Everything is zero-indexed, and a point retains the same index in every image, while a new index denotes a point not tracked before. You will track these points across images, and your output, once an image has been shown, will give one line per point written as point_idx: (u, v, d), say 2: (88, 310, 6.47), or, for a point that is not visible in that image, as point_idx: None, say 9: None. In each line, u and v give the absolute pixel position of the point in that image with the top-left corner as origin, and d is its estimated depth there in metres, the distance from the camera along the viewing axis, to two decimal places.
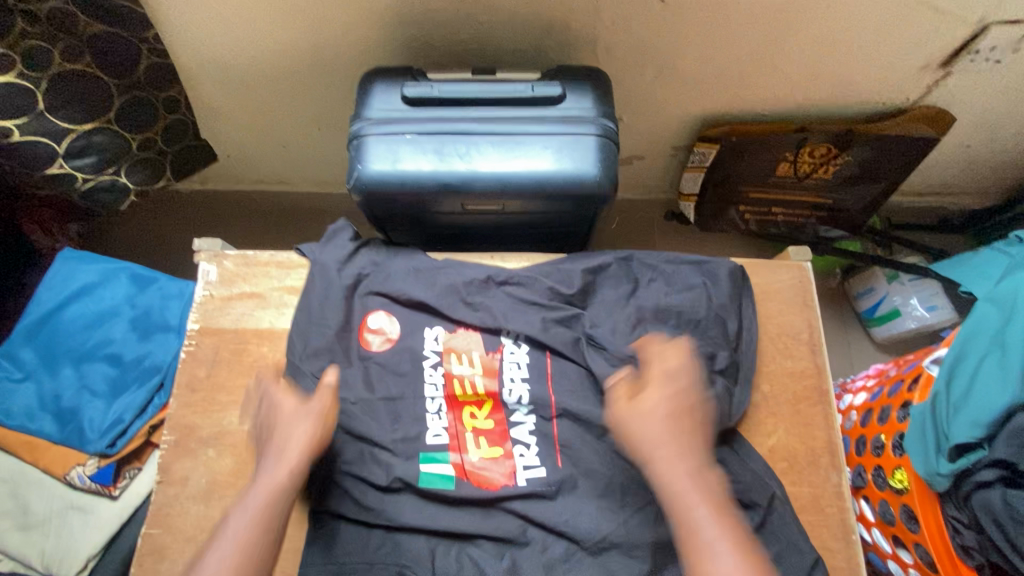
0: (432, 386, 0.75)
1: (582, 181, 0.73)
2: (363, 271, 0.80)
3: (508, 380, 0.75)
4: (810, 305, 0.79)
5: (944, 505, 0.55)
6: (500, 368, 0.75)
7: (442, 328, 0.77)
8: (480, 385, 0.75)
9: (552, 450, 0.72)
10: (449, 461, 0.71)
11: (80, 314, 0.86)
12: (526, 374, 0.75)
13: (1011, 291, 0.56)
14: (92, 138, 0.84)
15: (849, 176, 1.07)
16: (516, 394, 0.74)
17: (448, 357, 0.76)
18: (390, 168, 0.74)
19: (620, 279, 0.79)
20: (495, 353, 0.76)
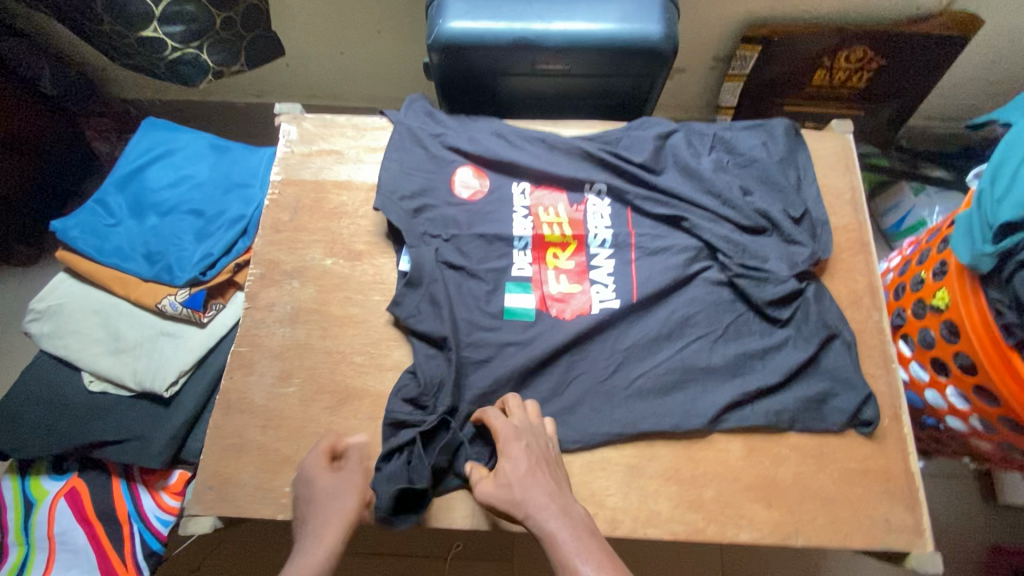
0: (521, 227, 0.79)
1: (646, 38, 0.79)
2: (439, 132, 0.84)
3: (594, 228, 0.80)
4: (852, 170, 0.85)
5: (987, 291, 0.62)
6: (586, 217, 0.80)
7: (528, 183, 0.83)
8: (567, 231, 0.79)
9: (625, 287, 0.76)
10: (531, 292, 0.76)
11: (165, 172, 0.92)
12: (609, 223, 0.80)
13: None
14: (183, 8, 0.91)
15: (880, 85, 1.13)
16: (601, 239, 0.79)
17: (537, 208, 0.81)
18: (466, 22, 0.79)
19: (687, 144, 0.85)
20: (582, 203, 0.81)
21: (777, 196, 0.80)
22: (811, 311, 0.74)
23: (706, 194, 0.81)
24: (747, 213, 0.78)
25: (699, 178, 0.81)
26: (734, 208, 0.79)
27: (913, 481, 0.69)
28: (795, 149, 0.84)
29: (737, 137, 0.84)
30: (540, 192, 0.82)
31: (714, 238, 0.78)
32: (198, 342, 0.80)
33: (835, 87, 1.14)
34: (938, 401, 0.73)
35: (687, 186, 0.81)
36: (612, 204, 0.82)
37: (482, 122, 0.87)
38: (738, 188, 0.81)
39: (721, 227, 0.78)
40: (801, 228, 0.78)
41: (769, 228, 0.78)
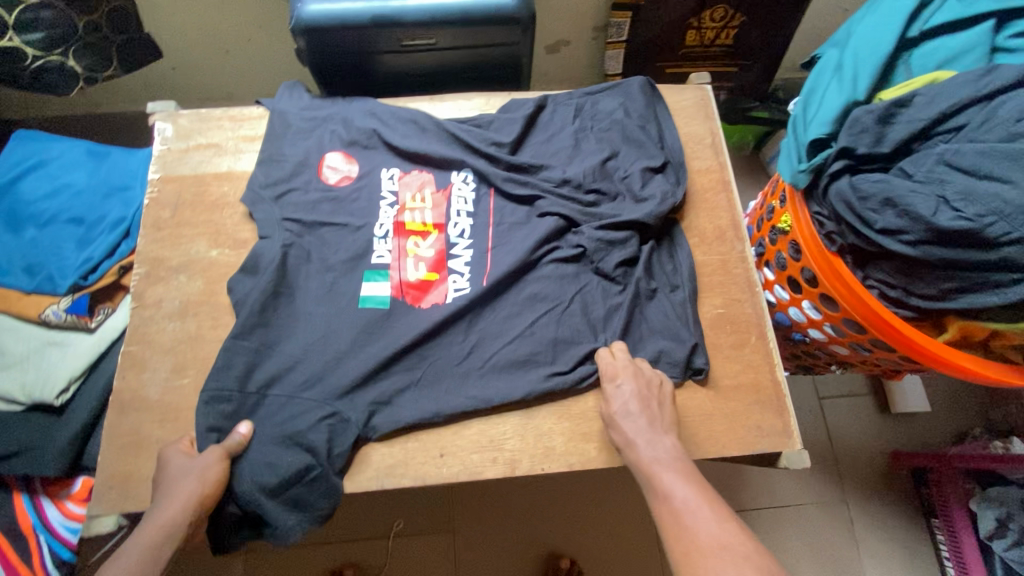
0: (385, 216, 0.81)
1: (502, 7, 0.82)
2: (316, 117, 0.85)
3: (454, 217, 0.81)
4: (710, 117, 0.91)
5: (811, 206, 0.69)
6: (449, 204, 0.82)
7: (396, 168, 0.83)
8: (428, 220, 0.81)
9: (479, 272, 0.78)
10: (389, 279, 0.77)
11: (39, 183, 0.90)
12: (471, 210, 0.82)
13: (848, 34, 0.69)
14: (39, 14, 0.88)
15: (747, 40, 1.20)
16: (461, 229, 0.81)
17: (402, 196, 0.82)
18: (325, 5, 0.80)
19: (552, 114, 0.88)
20: (447, 188, 0.83)
21: (635, 157, 0.84)
22: (656, 267, 0.79)
23: (567, 162, 0.84)
24: (602, 177, 0.82)
25: (561, 147, 0.85)
26: (588, 175, 0.82)
27: (779, 390, 0.76)
28: (654, 108, 0.88)
29: (597, 101, 0.89)
30: (408, 176, 0.83)
31: (572, 205, 0.81)
32: (88, 348, 0.79)
33: (707, 46, 1.21)
34: (799, 317, 0.80)
35: (554, 153, 0.85)
36: (477, 186, 0.83)
37: (356, 104, 0.87)
38: (599, 152, 0.84)
39: (578, 194, 0.82)
40: (652, 187, 0.82)
41: (623, 191, 0.82)
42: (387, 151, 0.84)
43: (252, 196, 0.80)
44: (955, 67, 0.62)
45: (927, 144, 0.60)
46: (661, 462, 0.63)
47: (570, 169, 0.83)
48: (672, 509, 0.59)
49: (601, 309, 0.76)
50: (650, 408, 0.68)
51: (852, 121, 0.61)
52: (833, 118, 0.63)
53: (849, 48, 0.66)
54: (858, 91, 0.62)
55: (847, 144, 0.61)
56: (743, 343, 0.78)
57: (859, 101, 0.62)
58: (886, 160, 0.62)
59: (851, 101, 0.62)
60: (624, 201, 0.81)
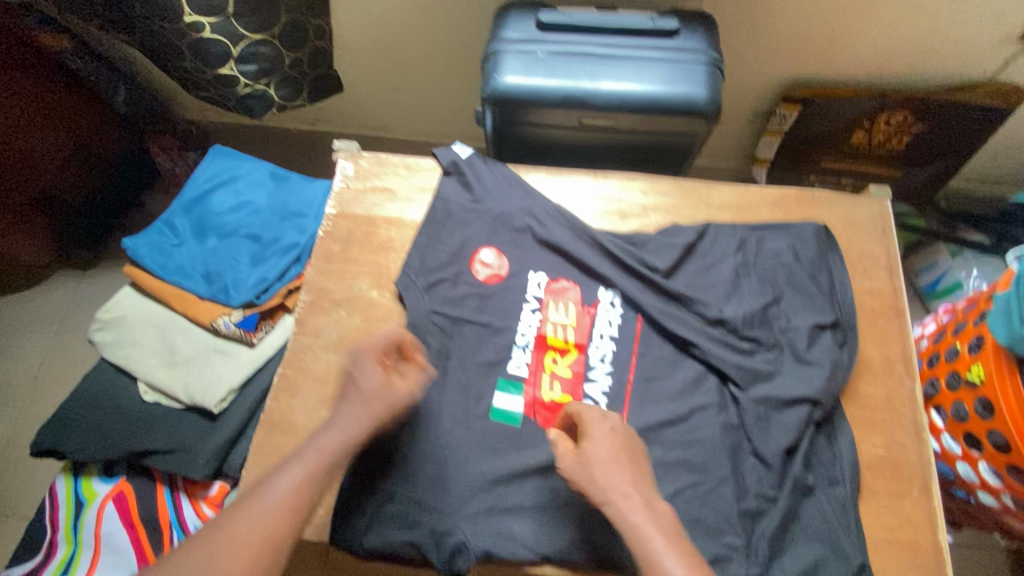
0: (528, 324, 0.81)
1: (691, 102, 0.83)
2: (479, 202, 0.88)
3: (596, 338, 0.79)
4: (889, 235, 0.86)
5: None
6: (592, 322, 0.80)
7: (544, 273, 0.84)
8: (570, 338, 0.80)
9: (617, 411, 0.75)
10: (522, 393, 0.77)
11: (226, 197, 0.98)
12: (615, 333, 0.79)
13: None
14: (258, 50, 0.97)
15: (919, 149, 1.14)
16: (602, 351, 0.78)
17: (547, 305, 0.82)
18: (521, 79, 0.84)
19: (713, 243, 0.85)
20: (592, 306, 0.81)
21: (801, 310, 0.80)
22: (816, 454, 0.72)
23: (724, 300, 0.81)
24: (760, 328, 0.79)
25: (720, 283, 0.82)
26: (748, 323, 0.79)
27: (941, 553, 0.69)
28: (826, 257, 0.83)
29: (763, 240, 0.85)
30: (554, 286, 0.83)
31: (726, 350, 0.78)
32: (248, 361, 0.85)
33: (872, 148, 1.16)
34: (971, 476, 0.74)
35: (712, 287, 0.82)
36: (624, 311, 0.81)
37: (512, 201, 0.88)
38: (760, 297, 0.81)
39: (734, 340, 0.79)
40: (817, 349, 0.77)
41: (782, 344, 0.78)
42: (542, 250, 0.86)
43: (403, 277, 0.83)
44: None
45: None
46: (653, 533, 0.56)
47: (729, 311, 0.79)
48: None
49: (752, 436, 0.73)
50: (627, 465, 0.61)
51: None
52: None
53: None
54: None
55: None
56: (902, 493, 0.72)
57: None
58: None
59: None
60: (786, 368, 0.76)
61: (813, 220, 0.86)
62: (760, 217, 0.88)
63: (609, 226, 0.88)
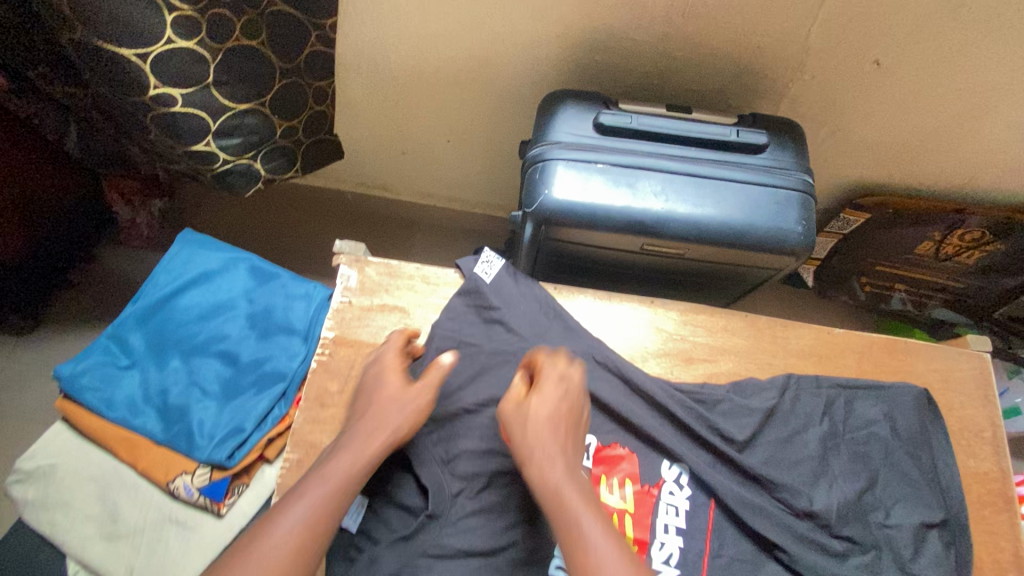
0: None
1: (783, 239, 0.68)
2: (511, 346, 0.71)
3: (660, 531, 0.65)
4: (993, 401, 0.74)
5: None
6: (653, 511, 0.66)
7: (595, 437, 0.69)
8: (629, 531, 0.65)
9: None
10: None
11: (195, 301, 0.80)
12: (681, 525, 0.65)
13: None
14: (244, 120, 0.79)
15: (990, 266, 1.02)
16: (667, 552, 0.64)
17: (598, 483, 0.67)
18: (579, 198, 0.68)
19: (797, 405, 0.71)
20: (653, 489, 0.66)
21: (900, 501, 0.67)
22: None
23: (812, 485, 0.67)
24: (855, 525, 0.65)
25: (806, 462, 0.68)
26: (841, 518, 0.65)
27: None
28: (928, 432, 0.70)
29: (853, 403, 0.71)
30: (606, 455, 0.68)
31: (816, 553, 0.64)
32: (213, 537, 0.67)
33: (938, 260, 1.03)
34: None
35: (797, 466, 0.68)
36: (693, 495, 0.67)
37: (549, 340, 0.72)
38: (853, 481, 0.67)
39: (825, 539, 0.65)
40: (923, 560, 0.64)
41: (881, 547, 0.65)
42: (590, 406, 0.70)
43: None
44: None
45: None
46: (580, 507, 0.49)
47: (819, 499, 0.65)
48: None
49: None
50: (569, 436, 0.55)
51: None
52: None
53: None
54: None
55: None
56: None
57: None
58: None
59: None
60: None
61: (909, 381, 0.73)
62: (845, 370, 0.75)
63: (668, 375, 0.74)
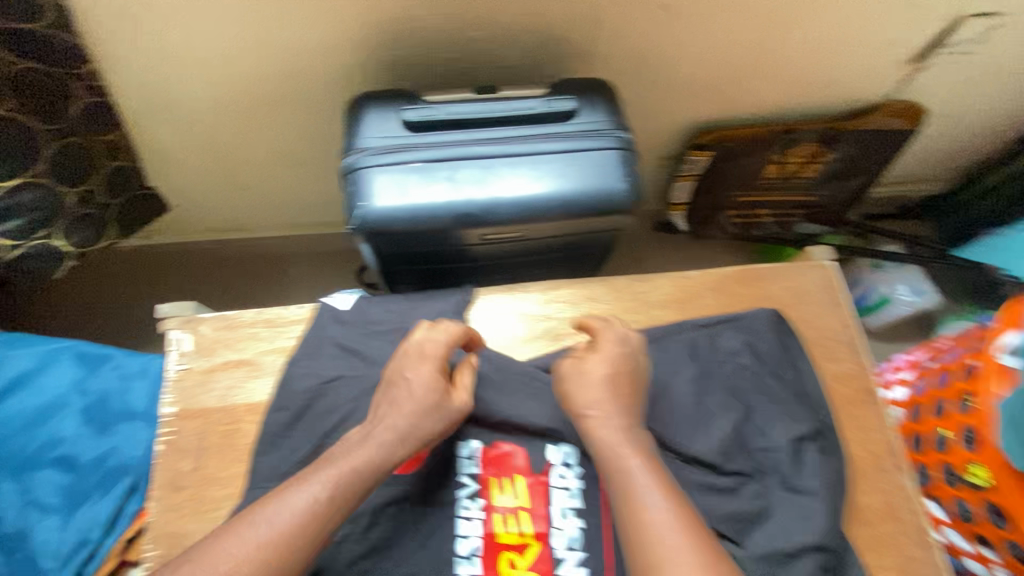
0: (469, 518, 0.63)
1: (609, 199, 0.68)
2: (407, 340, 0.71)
3: (558, 518, 0.64)
4: (841, 304, 0.78)
5: None
6: (547, 499, 0.64)
7: (477, 441, 0.67)
8: (529, 527, 0.63)
9: None
10: None
11: (14, 408, 0.70)
12: (579, 505, 0.64)
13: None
14: (19, 198, 0.70)
15: (831, 175, 1.08)
16: (569, 536, 0.63)
17: (488, 487, 0.65)
18: (397, 201, 0.64)
19: (666, 352, 0.72)
20: (543, 478, 0.65)
21: (777, 421, 0.69)
22: None
23: (693, 429, 0.68)
24: (740, 456, 0.67)
25: (685, 410, 0.69)
26: (726, 454, 0.67)
27: None
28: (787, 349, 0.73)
29: (715, 339, 0.73)
30: (489, 458, 0.66)
31: (709, 494, 0.65)
32: None
33: (786, 179, 1.08)
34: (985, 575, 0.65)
35: (677, 414, 0.69)
36: (585, 472, 0.66)
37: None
38: (729, 415, 0.69)
39: (716, 478, 0.66)
40: (806, 472, 0.66)
41: (766, 470, 0.67)
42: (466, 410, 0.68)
43: (258, 492, 0.61)
44: None
45: None
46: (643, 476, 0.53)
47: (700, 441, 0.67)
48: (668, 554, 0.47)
49: None
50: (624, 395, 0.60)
51: None
52: None
53: None
54: None
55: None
56: None
57: None
58: None
59: None
60: (783, 503, 0.65)
61: (763, 305, 0.76)
62: (706, 309, 0.76)
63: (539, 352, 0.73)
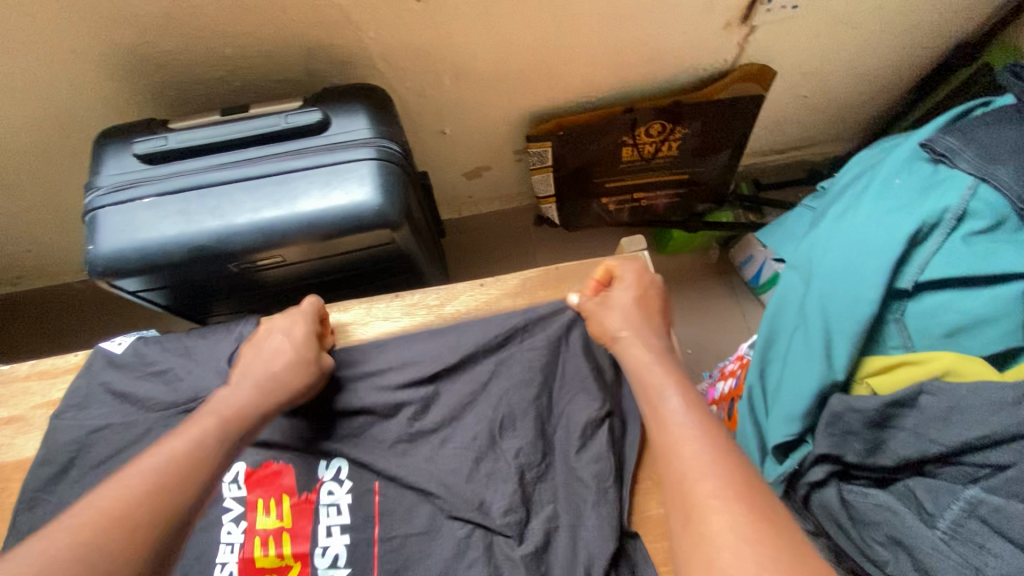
0: (229, 546, 0.60)
1: (359, 214, 0.63)
2: (175, 379, 0.68)
3: (323, 537, 0.60)
4: (653, 298, 0.72)
5: (799, 512, 0.61)
6: (313, 518, 0.61)
7: (244, 463, 0.62)
8: (290, 550, 0.60)
9: None
10: None
11: None
12: (347, 521, 0.61)
13: (806, 261, 0.64)
14: None
15: (692, 151, 1.00)
16: (332, 555, 0.59)
17: (253, 509, 0.61)
18: (128, 241, 0.61)
19: (458, 345, 0.68)
20: (311, 495, 0.62)
21: (572, 400, 0.65)
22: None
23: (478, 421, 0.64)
24: (524, 436, 0.63)
25: (472, 402, 0.65)
26: (506, 437, 0.63)
27: None
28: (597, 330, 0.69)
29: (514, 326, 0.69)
30: (257, 478, 0.62)
31: (489, 487, 0.61)
32: None
33: (647, 160, 1.02)
34: None
35: (462, 405, 0.65)
36: (353, 493, 0.62)
37: (186, 384, 0.67)
38: (519, 395, 0.65)
39: (498, 465, 0.62)
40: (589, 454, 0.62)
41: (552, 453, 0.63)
42: None
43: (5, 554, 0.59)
44: (963, 343, 0.55)
45: (942, 471, 0.51)
46: (665, 382, 0.52)
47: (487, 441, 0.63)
48: (685, 449, 0.44)
49: None
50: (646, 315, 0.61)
51: (832, 417, 0.55)
52: (802, 412, 0.57)
53: (813, 298, 0.61)
54: (830, 372, 0.57)
55: (831, 450, 0.55)
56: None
57: (834, 383, 0.56)
58: (885, 471, 0.54)
59: (825, 386, 0.56)
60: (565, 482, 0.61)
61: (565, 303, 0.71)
62: (504, 317, 0.72)
63: None
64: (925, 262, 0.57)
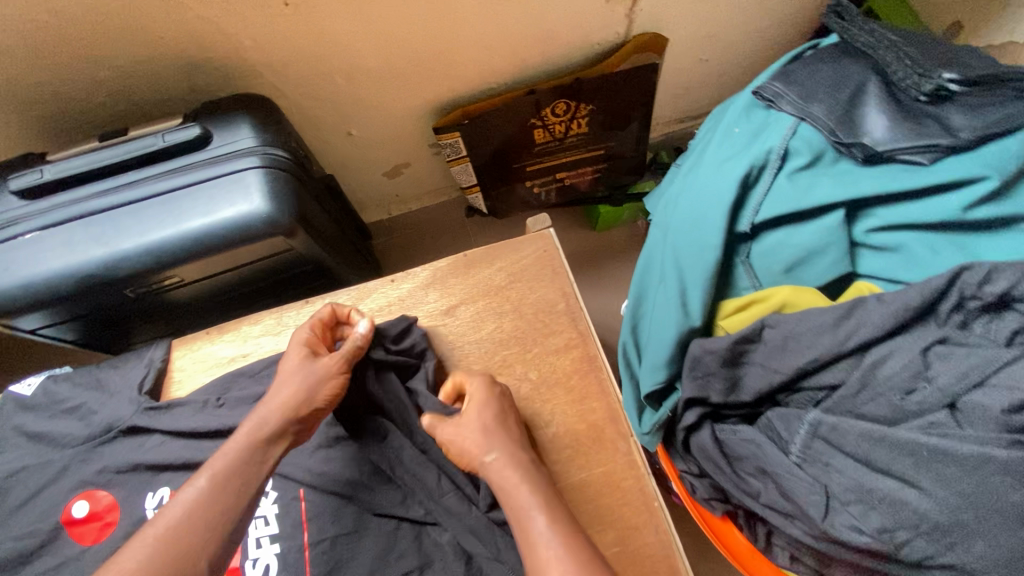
0: None
1: (248, 224, 0.63)
2: (86, 412, 0.66)
3: (253, 548, 0.57)
4: (561, 272, 0.74)
5: (678, 463, 0.65)
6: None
7: (168, 485, 0.62)
8: None
9: None
10: None
11: None
12: (275, 530, 0.58)
13: (664, 217, 0.68)
14: None
15: (603, 125, 1.02)
16: (262, 566, 0.56)
17: None
18: (12, 279, 0.60)
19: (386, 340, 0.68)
20: None
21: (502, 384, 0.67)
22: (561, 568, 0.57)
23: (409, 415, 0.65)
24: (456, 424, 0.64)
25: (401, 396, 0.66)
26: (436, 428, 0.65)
27: None
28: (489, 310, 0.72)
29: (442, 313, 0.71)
30: None
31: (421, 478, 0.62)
32: None
33: (560, 139, 1.03)
34: None
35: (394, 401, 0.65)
36: (279, 499, 0.59)
37: (97, 414, 0.66)
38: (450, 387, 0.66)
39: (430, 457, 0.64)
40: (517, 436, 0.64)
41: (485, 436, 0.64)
42: (152, 473, 0.63)
43: None
44: (806, 271, 0.59)
45: (796, 397, 0.55)
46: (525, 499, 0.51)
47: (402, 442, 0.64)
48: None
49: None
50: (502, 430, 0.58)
51: (693, 360, 0.58)
52: (664, 359, 0.61)
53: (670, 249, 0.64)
54: (688, 318, 0.60)
55: (696, 393, 0.57)
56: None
57: (691, 327, 0.59)
58: (750, 407, 0.57)
59: (683, 331, 0.59)
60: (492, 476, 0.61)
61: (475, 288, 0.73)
62: (418, 309, 0.73)
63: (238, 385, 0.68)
64: (762, 201, 0.60)
